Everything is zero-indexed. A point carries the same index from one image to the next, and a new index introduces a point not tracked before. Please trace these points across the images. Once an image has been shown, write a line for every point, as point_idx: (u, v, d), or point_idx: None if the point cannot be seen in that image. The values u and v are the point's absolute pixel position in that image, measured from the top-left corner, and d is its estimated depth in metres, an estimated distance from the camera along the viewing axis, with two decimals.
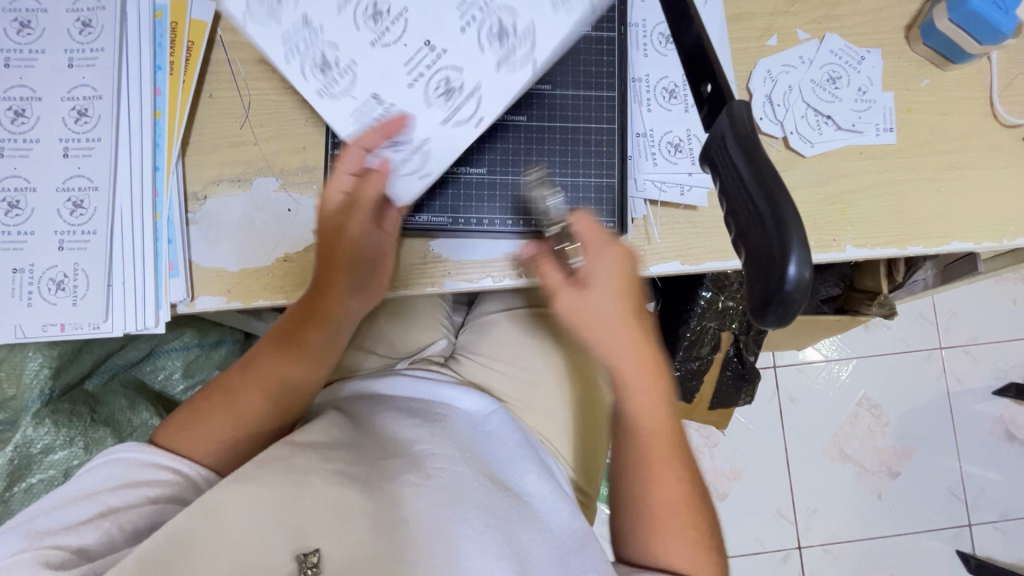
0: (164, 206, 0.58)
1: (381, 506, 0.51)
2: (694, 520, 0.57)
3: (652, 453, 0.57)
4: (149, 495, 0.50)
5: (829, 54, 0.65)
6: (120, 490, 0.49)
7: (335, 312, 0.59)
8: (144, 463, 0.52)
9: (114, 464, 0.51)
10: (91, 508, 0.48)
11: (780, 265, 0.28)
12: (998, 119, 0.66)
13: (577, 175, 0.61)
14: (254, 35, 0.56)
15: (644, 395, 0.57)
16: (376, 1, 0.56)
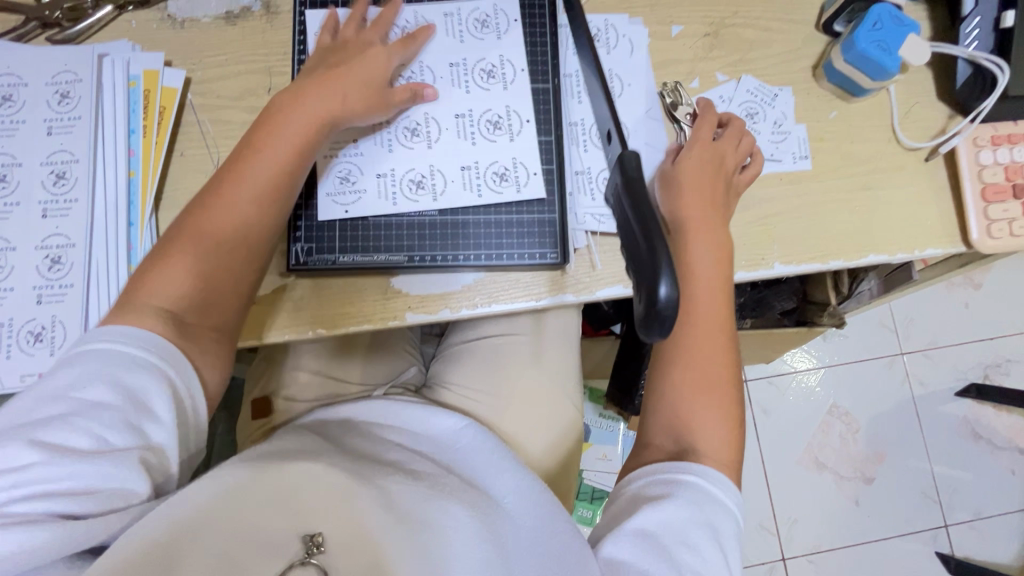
0: (138, 257, 0.62)
1: (372, 497, 0.54)
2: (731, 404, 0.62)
3: (705, 329, 0.63)
4: (135, 416, 0.48)
5: (747, 92, 0.73)
6: (105, 412, 0.48)
7: (284, 145, 0.59)
8: (128, 371, 0.49)
9: (96, 373, 0.49)
10: (78, 435, 0.47)
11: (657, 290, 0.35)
12: (900, 143, 0.73)
13: (521, 212, 0.66)
14: (353, 206, 0.65)
15: (709, 268, 0.63)
16: (409, 124, 0.67)
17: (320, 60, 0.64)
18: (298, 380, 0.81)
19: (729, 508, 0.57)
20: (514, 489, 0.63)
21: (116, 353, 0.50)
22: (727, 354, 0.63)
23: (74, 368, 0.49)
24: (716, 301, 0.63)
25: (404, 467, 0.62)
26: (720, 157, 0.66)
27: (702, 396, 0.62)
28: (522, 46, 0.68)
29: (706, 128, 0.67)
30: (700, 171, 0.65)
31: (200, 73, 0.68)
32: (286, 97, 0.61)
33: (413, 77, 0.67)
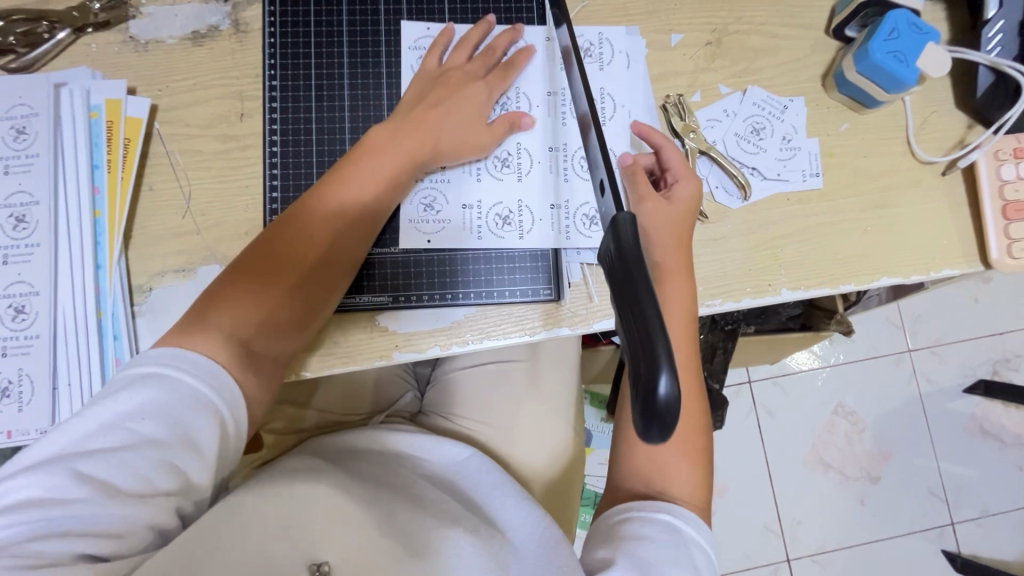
0: (107, 302, 0.59)
1: (376, 521, 0.56)
2: (698, 445, 0.60)
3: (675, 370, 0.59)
4: (183, 458, 0.46)
5: (753, 105, 0.68)
6: (154, 450, 0.45)
7: (377, 177, 0.58)
8: (184, 408, 0.46)
9: (152, 404, 0.45)
10: (120, 470, 0.44)
11: (651, 380, 0.28)
12: (915, 157, 0.68)
13: (511, 248, 0.63)
14: (435, 240, 0.62)
15: (679, 308, 0.58)
16: (500, 153, 0.64)
17: (423, 90, 0.62)
18: (286, 413, 0.76)
19: (701, 543, 0.55)
20: (517, 526, 0.62)
21: (174, 384, 0.47)
22: (694, 397, 0.60)
23: (127, 393, 0.46)
24: (681, 346, 0.59)
25: (410, 493, 0.62)
26: (692, 193, 0.61)
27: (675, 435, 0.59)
28: (624, 79, 0.67)
29: (679, 163, 0.62)
30: (677, 212, 0.60)
31: (167, 99, 0.64)
32: (385, 129, 0.59)
33: (509, 102, 0.65)
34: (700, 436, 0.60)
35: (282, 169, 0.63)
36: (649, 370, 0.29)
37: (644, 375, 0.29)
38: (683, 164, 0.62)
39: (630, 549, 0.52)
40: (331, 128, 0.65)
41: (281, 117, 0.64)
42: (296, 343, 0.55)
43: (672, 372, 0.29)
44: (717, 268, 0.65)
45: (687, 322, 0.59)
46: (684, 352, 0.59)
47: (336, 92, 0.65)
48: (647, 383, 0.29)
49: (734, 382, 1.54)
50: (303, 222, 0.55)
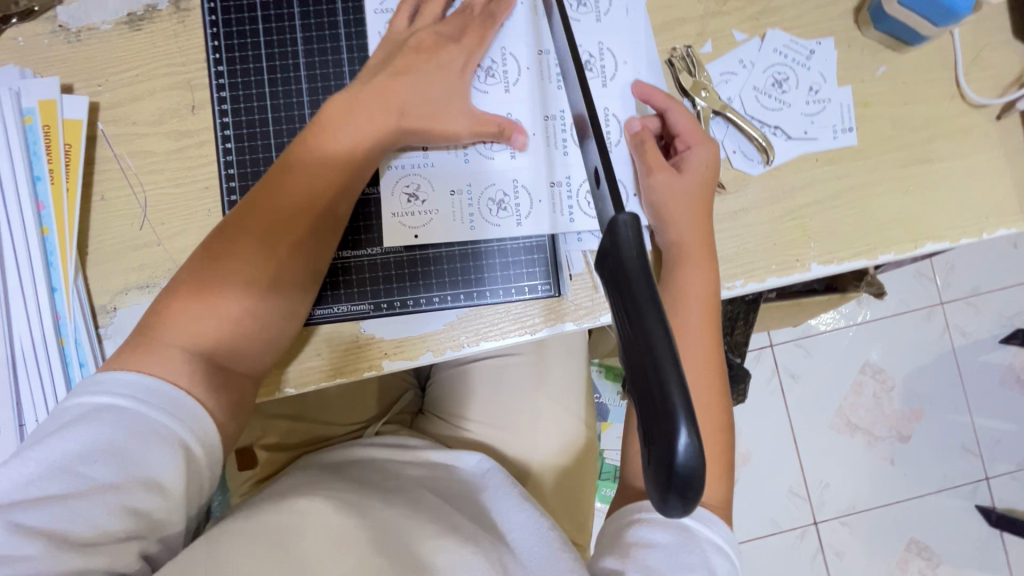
0: (68, 328, 0.54)
1: (378, 531, 0.47)
2: (718, 446, 0.51)
3: (697, 359, 0.52)
4: (146, 498, 0.40)
5: (774, 53, 0.59)
6: (110, 491, 0.39)
7: (334, 161, 0.50)
8: (140, 441, 0.40)
9: (102, 440, 0.40)
10: (69, 518, 0.38)
11: (671, 435, 0.23)
12: (966, 100, 0.59)
13: (504, 239, 0.56)
14: (421, 233, 0.56)
15: (700, 290, 0.52)
16: None
17: (386, 59, 0.53)
18: (279, 427, 0.69)
19: (719, 545, 0.46)
20: (518, 526, 0.54)
21: (130, 414, 0.41)
22: (717, 393, 0.52)
23: (74, 430, 0.40)
24: (700, 334, 0.52)
25: (407, 497, 0.54)
26: (706, 160, 0.53)
27: None
28: (625, 31, 0.58)
29: (688, 126, 0.54)
30: (690, 182, 0.53)
31: (108, 95, 0.57)
32: (340, 103, 0.51)
33: (494, 66, 0.57)
34: (722, 434, 0.51)
35: (239, 167, 0.57)
36: (667, 421, 0.24)
37: (661, 427, 0.24)
38: (693, 127, 0.54)
39: (634, 561, 0.44)
40: (289, 114, 0.57)
41: (232, 107, 0.57)
42: (268, 357, 0.49)
43: (693, 418, 0.24)
44: (738, 246, 0.57)
45: (708, 308, 0.52)
46: (705, 340, 0.52)
47: (290, 74, 0.57)
48: (664, 443, 0.24)
49: (753, 348, 1.29)
50: (251, 223, 0.48)
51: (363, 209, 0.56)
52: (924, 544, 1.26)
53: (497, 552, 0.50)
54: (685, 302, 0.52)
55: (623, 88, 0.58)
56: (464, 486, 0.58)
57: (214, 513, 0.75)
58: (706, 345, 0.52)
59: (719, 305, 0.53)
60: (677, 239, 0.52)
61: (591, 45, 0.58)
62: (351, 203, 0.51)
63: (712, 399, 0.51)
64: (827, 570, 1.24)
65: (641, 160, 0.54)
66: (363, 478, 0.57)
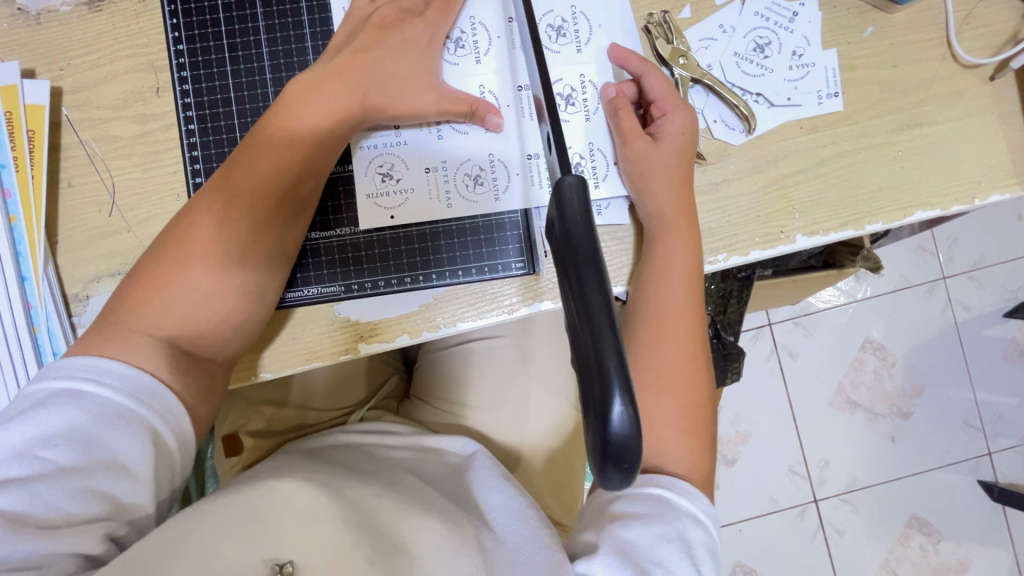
0: (40, 317, 0.54)
1: (351, 510, 0.47)
2: (701, 419, 0.50)
3: (679, 332, 0.50)
4: (112, 479, 0.41)
5: (755, 16, 0.57)
6: (76, 474, 0.40)
7: (297, 139, 0.49)
8: (105, 424, 0.41)
9: (64, 424, 0.40)
10: (33, 501, 0.39)
11: (605, 406, 0.26)
12: (958, 61, 0.57)
13: (476, 216, 0.55)
14: (395, 213, 0.54)
15: (681, 261, 0.51)
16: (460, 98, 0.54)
17: (350, 37, 0.52)
18: (263, 414, 0.69)
19: (696, 515, 0.46)
20: (498, 506, 0.53)
21: (94, 397, 0.42)
22: (699, 366, 0.50)
23: (35, 415, 0.41)
24: (682, 308, 0.50)
25: (386, 477, 0.54)
26: (682, 128, 0.51)
27: (666, 408, 0.49)
28: None
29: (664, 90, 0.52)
30: (666, 149, 0.51)
31: (71, 79, 0.55)
32: (301, 82, 0.50)
33: (463, 36, 0.55)
34: (705, 407, 0.50)
35: (204, 150, 0.55)
36: (602, 392, 0.26)
37: (598, 400, 0.26)
38: (668, 92, 0.52)
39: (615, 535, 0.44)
40: (252, 93, 0.56)
41: (195, 89, 0.56)
42: (236, 342, 0.49)
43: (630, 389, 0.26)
44: (720, 219, 0.56)
45: (689, 280, 0.51)
46: (686, 314, 0.50)
47: (253, 52, 0.56)
48: (600, 413, 0.26)
49: (751, 327, 1.27)
50: (215, 206, 0.47)
51: (335, 190, 0.54)
52: (925, 520, 1.25)
53: (477, 534, 0.49)
54: (665, 273, 0.51)
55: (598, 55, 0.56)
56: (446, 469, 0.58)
57: (209, 490, 0.75)
58: (688, 318, 0.51)
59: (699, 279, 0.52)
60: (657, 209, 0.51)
61: (563, 10, 0.56)
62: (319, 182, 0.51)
63: (692, 372, 0.50)
64: (828, 547, 1.24)
65: (617, 128, 0.53)
66: (344, 461, 0.56)
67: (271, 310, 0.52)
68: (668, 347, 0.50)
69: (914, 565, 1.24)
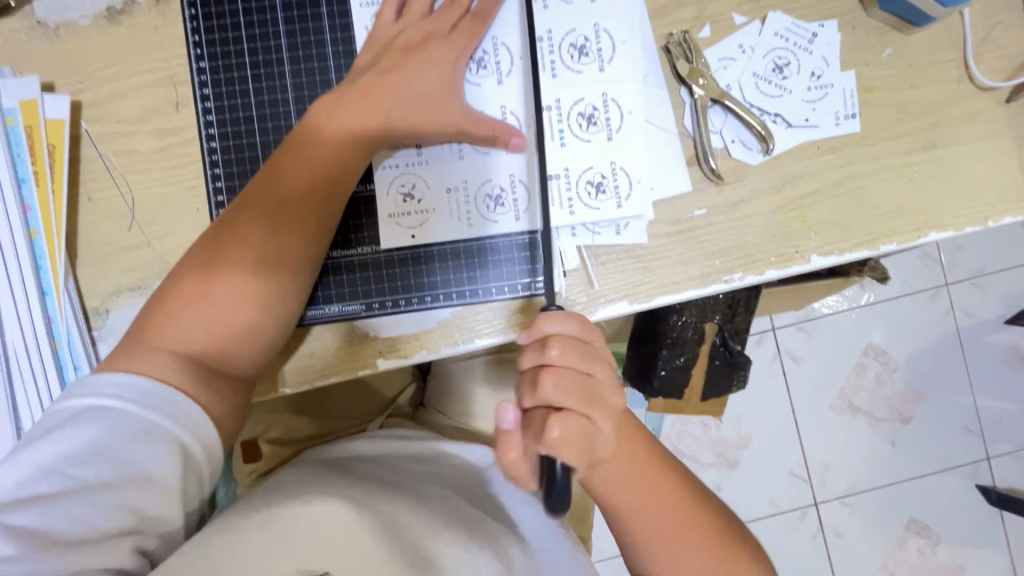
0: (61, 331, 0.54)
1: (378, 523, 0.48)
2: (706, 529, 0.51)
3: (656, 502, 0.51)
4: (140, 493, 0.42)
5: (774, 36, 0.57)
6: (108, 489, 0.41)
7: (322, 160, 0.50)
8: (138, 442, 0.42)
9: (93, 441, 0.41)
10: (65, 517, 0.40)
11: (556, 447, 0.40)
12: (974, 82, 0.57)
13: (497, 235, 0.55)
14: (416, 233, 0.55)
15: (621, 463, 0.50)
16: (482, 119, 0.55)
17: (374, 59, 0.52)
18: (282, 421, 0.70)
19: None
20: (527, 519, 0.56)
21: (124, 414, 0.42)
22: (690, 502, 0.51)
23: (65, 433, 0.42)
24: (646, 487, 0.51)
25: (410, 489, 0.54)
26: (596, 380, 0.44)
27: (683, 549, 0.50)
28: (622, 15, 0.56)
29: (529, 374, 0.44)
30: (597, 438, 0.43)
31: (90, 93, 0.55)
32: (324, 102, 0.51)
33: (485, 56, 0.55)
34: (706, 516, 0.52)
35: (226, 167, 0.56)
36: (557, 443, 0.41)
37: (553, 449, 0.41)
38: (536, 387, 0.43)
39: None
40: (274, 111, 0.56)
41: (215, 104, 0.56)
42: (258, 358, 0.49)
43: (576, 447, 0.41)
44: (737, 238, 0.56)
45: (635, 453, 0.51)
46: (649, 471, 0.51)
47: (274, 67, 0.56)
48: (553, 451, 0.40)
49: (755, 333, 1.28)
50: (242, 226, 0.48)
51: (356, 207, 0.55)
52: (924, 523, 1.26)
53: (514, 549, 0.51)
54: (613, 480, 0.50)
55: (620, 75, 0.56)
56: (469, 478, 0.59)
57: (221, 503, 0.68)
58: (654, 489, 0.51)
59: (639, 447, 0.52)
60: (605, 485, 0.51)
61: (585, 29, 0.56)
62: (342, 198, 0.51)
63: (682, 507, 0.51)
64: (827, 549, 1.25)
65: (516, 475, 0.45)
66: (366, 471, 0.56)
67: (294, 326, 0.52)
68: (655, 517, 0.51)
69: (912, 568, 1.26)
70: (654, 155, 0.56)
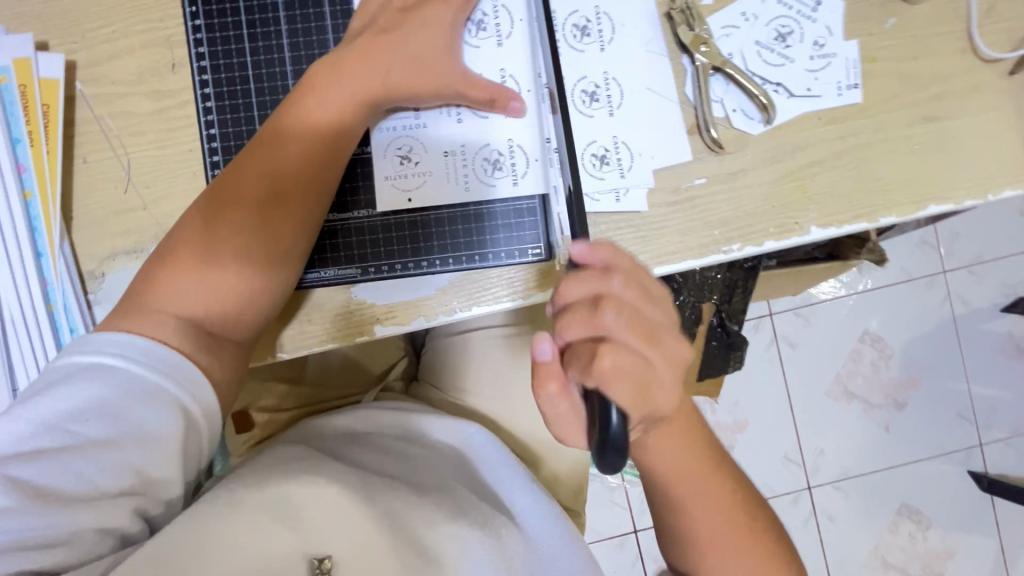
0: (56, 294, 0.54)
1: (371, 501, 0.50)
2: (753, 525, 0.51)
3: (708, 492, 0.50)
4: (141, 454, 0.42)
5: (777, 5, 0.57)
6: (109, 449, 0.42)
7: (322, 123, 0.49)
8: (139, 403, 0.42)
9: (93, 400, 0.41)
10: (66, 471, 0.41)
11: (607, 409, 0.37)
12: (978, 55, 0.57)
13: (495, 202, 0.55)
14: (413, 197, 0.54)
15: (681, 449, 0.49)
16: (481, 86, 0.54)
17: (370, 20, 0.52)
18: (277, 390, 0.70)
19: None
20: (525, 508, 0.55)
21: (129, 376, 0.43)
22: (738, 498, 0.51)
23: (64, 390, 0.42)
24: (702, 477, 0.50)
25: (407, 477, 0.55)
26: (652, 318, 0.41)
27: (725, 540, 0.50)
28: None
29: (585, 304, 0.40)
30: (655, 378, 0.41)
31: (84, 53, 0.55)
32: (324, 64, 0.50)
33: (485, 19, 0.54)
34: (753, 515, 0.51)
35: (221, 127, 0.55)
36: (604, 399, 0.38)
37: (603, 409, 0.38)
38: (595, 314, 0.40)
39: None
40: (271, 71, 0.55)
41: (211, 65, 0.55)
42: (258, 323, 0.49)
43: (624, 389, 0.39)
44: (737, 209, 0.56)
45: (692, 441, 0.50)
46: (704, 464, 0.50)
47: (271, 29, 0.55)
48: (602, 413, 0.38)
49: (753, 316, 1.28)
50: (243, 189, 0.48)
51: (354, 172, 0.54)
52: (915, 508, 1.28)
53: (507, 530, 0.52)
54: (671, 466, 0.50)
55: (622, 43, 0.56)
56: (461, 459, 0.59)
57: (216, 470, 0.72)
58: (708, 479, 0.50)
59: (700, 435, 0.51)
60: (663, 467, 0.50)
61: (587, 10, 0.56)
62: (342, 163, 0.51)
63: (733, 503, 0.51)
64: (819, 533, 1.27)
65: (556, 425, 0.44)
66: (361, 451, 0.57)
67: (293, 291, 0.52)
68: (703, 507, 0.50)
69: (902, 551, 1.27)
70: (657, 125, 0.56)
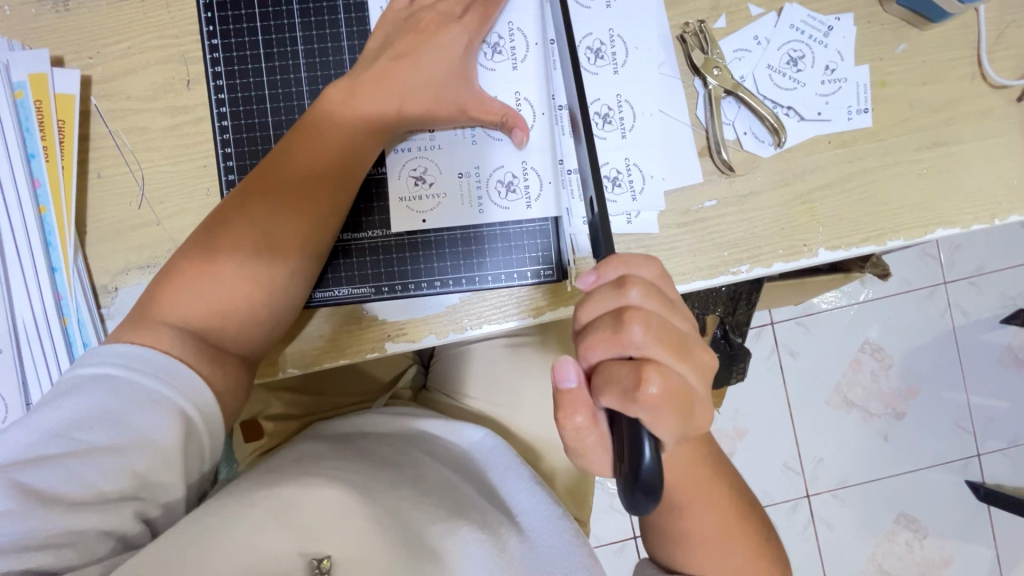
0: (71, 308, 0.54)
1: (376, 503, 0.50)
2: (750, 534, 0.50)
3: (707, 495, 0.49)
4: (143, 460, 0.42)
5: (790, 29, 0.57)
6: (111, 454, 0.41)
7: (333, 145, 0.50)
8: (142, 409, 0.42)
9: (97, 408, 0.42)
10: (69, 477, 0.41)
11: (638, 450, 0.34)
12: (987, 81, 0.57)
13: (506, 223, 0.55)
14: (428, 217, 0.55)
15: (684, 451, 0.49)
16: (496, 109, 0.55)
17: (385, 43, 0.52)
18: (284, 398, 0.70)
19: None
20: (529, 509, 0.56)
21: (131, 383, 0.43)
22: (735, 507, 0.50)
23: (71, 399, 0.42)
24: (702, 480, 0.49)
25: (414, 479, 0.55)
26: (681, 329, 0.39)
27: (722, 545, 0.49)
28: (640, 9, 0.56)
29: (610, 321, 0.38)
30: (694, 396, 0.38)
31: (100, 68, 0.55)
32: (339, 88, 0.51)
33: (501, 42, 0.54)
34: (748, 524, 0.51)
35: (237, 147, 0.55)
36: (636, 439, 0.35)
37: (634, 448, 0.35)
38: (620, 331, 0.38)
39: None
40: (286, 91, 0.56)
41: (227, 83, 0.55)
42: (259, 338, 0.50)
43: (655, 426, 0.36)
44: (746, 229, 0.56)
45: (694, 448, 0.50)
46: (705, 473, 0.50)
47: (287, 49, 0.56)
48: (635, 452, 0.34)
49: (755, 326, 1.29)
50: (251, 207, 0.48)
51: (368, 191, 0.55)
52: (913, 517, 1.29)
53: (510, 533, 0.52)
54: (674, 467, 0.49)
55: (634, 65, 0.56)
56: (467, 463, 0.60)
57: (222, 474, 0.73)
58: (706, 484, 0.50)
59: (701, 442, 0.50)
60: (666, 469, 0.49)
61: (601, 33, 0.56)
62: (350, 187, 0.51)
63: (730, 509, 0.50)
64: (817, 541, 1.28)
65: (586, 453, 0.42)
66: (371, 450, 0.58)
67: (298, 309, 0.52)
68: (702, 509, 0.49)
69: (899, 560, 1.28)
70: (668, 147, 0.56)
